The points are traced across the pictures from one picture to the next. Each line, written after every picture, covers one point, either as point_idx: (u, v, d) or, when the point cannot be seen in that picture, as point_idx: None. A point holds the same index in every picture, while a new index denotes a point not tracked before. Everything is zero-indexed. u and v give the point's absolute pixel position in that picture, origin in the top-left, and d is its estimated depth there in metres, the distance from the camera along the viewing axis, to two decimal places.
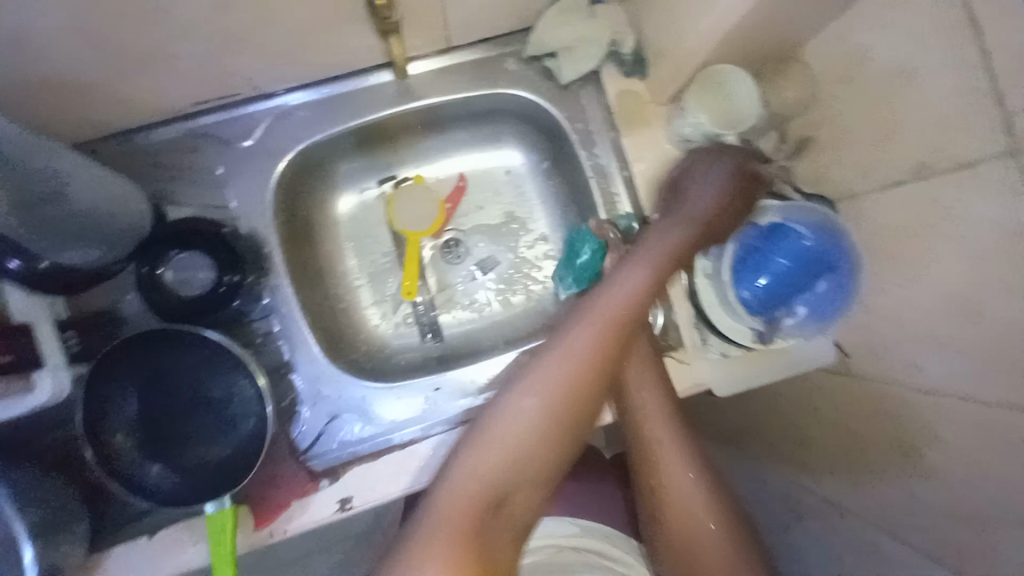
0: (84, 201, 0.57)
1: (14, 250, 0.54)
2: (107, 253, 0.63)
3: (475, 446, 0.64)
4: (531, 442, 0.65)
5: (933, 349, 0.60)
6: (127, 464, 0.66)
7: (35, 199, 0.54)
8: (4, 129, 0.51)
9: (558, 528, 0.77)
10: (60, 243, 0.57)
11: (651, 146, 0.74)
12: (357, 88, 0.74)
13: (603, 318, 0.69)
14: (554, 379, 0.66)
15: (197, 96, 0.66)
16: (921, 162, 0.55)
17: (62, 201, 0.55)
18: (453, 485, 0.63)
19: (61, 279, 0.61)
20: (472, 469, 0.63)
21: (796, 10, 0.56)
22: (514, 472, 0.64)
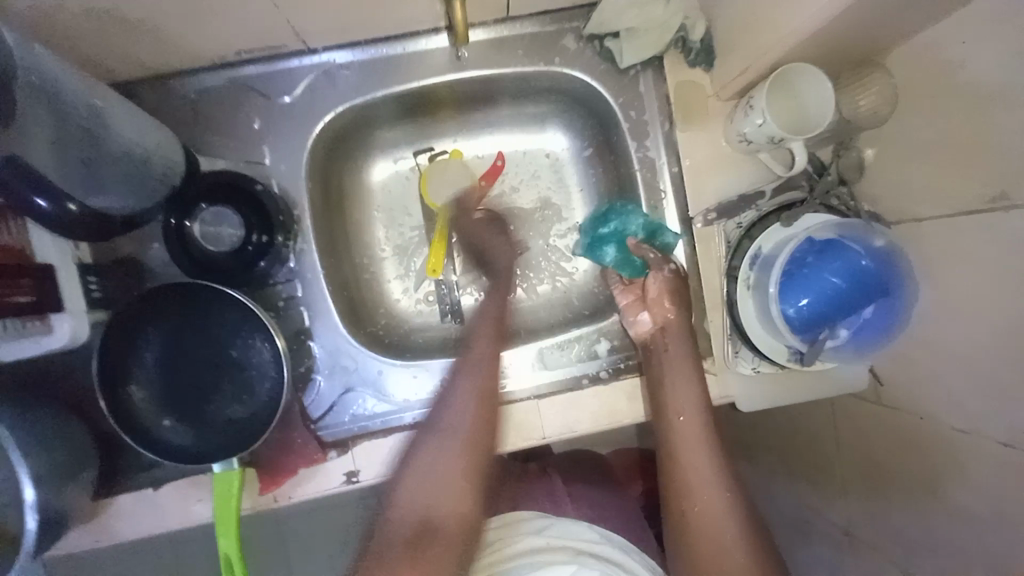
0: (124, 149, 0.55)
1: (30, 182, 0.52)
2: (135, 200, 0.61)
3: (412, 463, 0.63)
4: (458, 459, 0.63)
5: (980, 392, 0.57)
6: (142, 416, 0.66)
7: (79, 141, 0.52)
8: (62, 68, 0.49)
9: (569, 531, 0.67)
10: (92, 185, 0.56)
11: (705, 143, 0.70)
12: (404, 51, 0.70)
13: (486, 339, 0.71)
14: (462, 393, 0.66)
15: (240, 45, 0.63)
16: (1000, 192, 0.51)
17: (103, 146, 0.54)
18: (397, 503, 0.61)
19: (93, 224, 0.60)
20: (413, 489, 0.61)
21: (889, 14, 0.51)
22: (453, 491, 0.62)
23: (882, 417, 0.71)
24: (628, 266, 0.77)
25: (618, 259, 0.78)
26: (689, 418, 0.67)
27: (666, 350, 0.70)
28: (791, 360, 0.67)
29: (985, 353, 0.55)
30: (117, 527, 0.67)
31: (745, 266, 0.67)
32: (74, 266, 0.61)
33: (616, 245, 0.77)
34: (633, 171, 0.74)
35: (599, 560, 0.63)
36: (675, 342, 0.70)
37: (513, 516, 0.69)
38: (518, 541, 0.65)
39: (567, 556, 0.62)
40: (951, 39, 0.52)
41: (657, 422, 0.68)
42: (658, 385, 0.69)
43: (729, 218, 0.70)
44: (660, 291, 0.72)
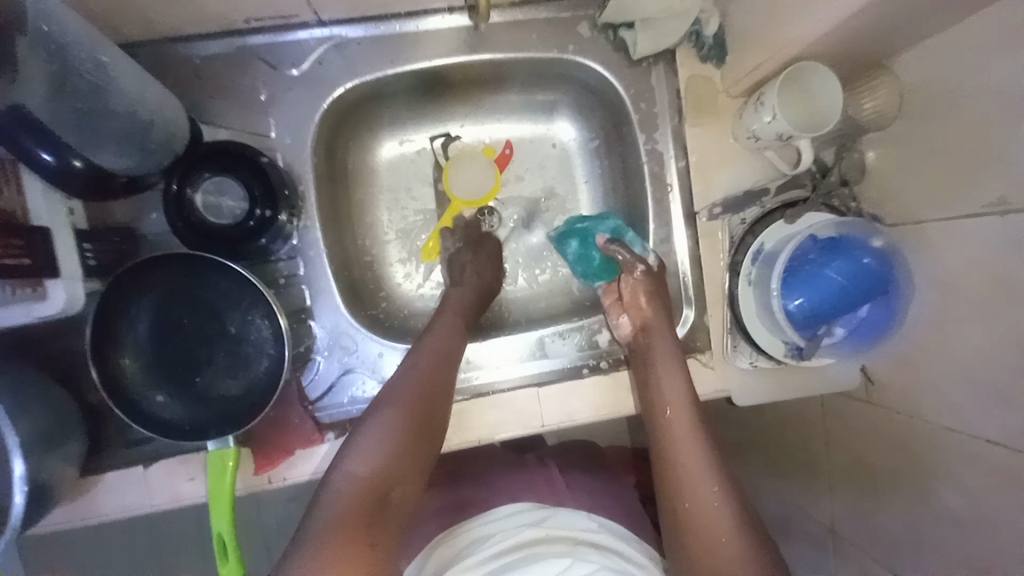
0: (124, 104, 0.54)
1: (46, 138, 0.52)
2: (139, 163, 0.60)
3: (364, 431, 0.58)
4: (413, 427, 0.59)
5: (972, 393, 0.58)
6: (133, 389, 0.64)
7: (73, 91, 0.51)
8: (62, 18, 0.48)
9: (569, 522, 0.67)
10: (95, 140, 0.55)
11: (713, 139, 0.71)
12: (417, 29, 0.69)
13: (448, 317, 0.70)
14: (422, 366, 0.64)
15: (249, 12, 0.62)
16: (1003, 196, 0.52)
17: (101, 98, 0.53)
18: (348, 467, 0.56)
19: (102, 183, 0.59)
20: (363, 455, 0.56)
21: (904, 17, 0.52)
22: (405, 460, 0.57)
23: (871, 414, 0.73)
24: (585, 263, 0.78)
25: (577, 254, 0.78)
26: (677, 413, 0.65)
27: (651, 347, 0.69)
28: (789, 355, 0.68)
29: (979, 354, 0.57)
30: (104, 503, 0.65)
31: (747, 261, 0.69)
32: (70, 231, 0.59)
33: (579, 241, 0.77)
34: (640, 163, 0.74)
35: (599, 550, 0.62)
36: (659, 340, 0.69)
37: (510, 510, 0.69)
38: (515, 534, 0.65)
39: (563, 546, 0.62)
40: (962, 45, 0.53)
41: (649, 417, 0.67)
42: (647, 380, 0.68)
43: (734, 213, 0.71)
44: (636, 296, 0.71)
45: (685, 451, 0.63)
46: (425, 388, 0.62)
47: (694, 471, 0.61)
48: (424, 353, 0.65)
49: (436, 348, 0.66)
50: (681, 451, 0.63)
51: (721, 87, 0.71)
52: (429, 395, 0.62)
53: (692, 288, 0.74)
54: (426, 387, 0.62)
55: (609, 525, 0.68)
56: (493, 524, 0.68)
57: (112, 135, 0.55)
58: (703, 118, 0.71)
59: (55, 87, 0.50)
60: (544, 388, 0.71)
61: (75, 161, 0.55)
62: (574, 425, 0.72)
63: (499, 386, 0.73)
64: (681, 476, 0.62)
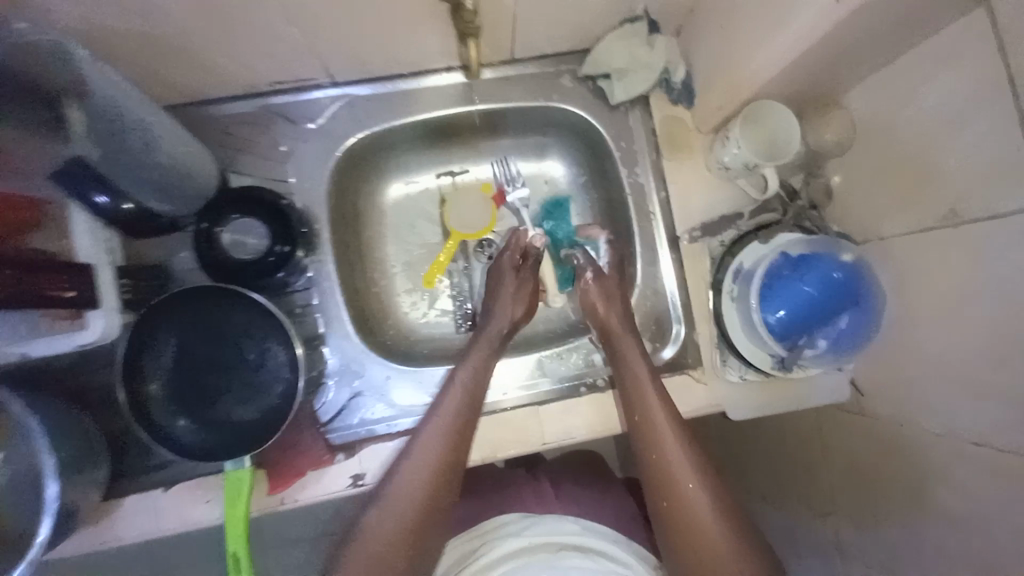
0: (167, 159, 0.63)
1: (101, 184, 0.61)
2: (177, 207, 0.69)
3: (380, 498, 0.65)
4: (423, 496, 0.65)
5: (952, 398, 0.61)
6: (159, 414, 0.69)
7: (125, 150, 0.60)
8: (117, 92, 0.57)
9: (555, 527, 0.71)
10: (143, 188, 0.64)
11: (689, 170, 0.78)
12: (420, 87, 0.78)
13: (455, 401, 0.70)
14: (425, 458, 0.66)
15: (275, 77, 0.71)
16: (952, 209, 0.57)
17: (149, 155, 0.62)
18: (364, 535, 0.64)
19: (144, 224, 0.69)
20: (378, 525, 0.64)
21: (841, 59, 0.59)
22: (414, 529, 0.64)
23: (863, 426, 0.75)
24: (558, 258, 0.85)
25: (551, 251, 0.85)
26: (659, 419, 0.69)
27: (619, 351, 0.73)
28: (774, 366, 0.72)
29: (953, 358, 0.60)
30: (123, 527, 0.68)
31: (728, 279, 0.74)
32: (112, 268, 0.66)
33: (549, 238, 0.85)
34: (624, 195, 0.81)
35: (583, 554, 0.67)
36: (619, 342, 0.74)
37: (499, 520, 0.73)
38: (502, 544, 0.69)
39: (547, 554, 0.67)
40: (902, 78, 0.60)
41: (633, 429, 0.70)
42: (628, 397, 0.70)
43: (713, 235, 0.77)
44: (591, 300, 0.77)
45: (673, 461, 0.67)
46: (437, 458, 0.66)
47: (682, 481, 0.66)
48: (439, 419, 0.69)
49: (440, 436, 0.68)
50: (669, 462, 0.67)
51: (693, 125, 0.79)
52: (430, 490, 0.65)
53: (680, 306, 0.79)
54: (438, 459, 0.66)
55: (593, 526, 0.72)
56: (481, 536, 0.71)
57: (156, 184, 0.65)
58: (679, 152, 0.78)
59: (113, 148, 0.60)
60: (543, 406, 0.75)
61: (125, 204, 0.64)
62: (574, 442, 0.75)
63: (499, 406, 0.76)
64: (670, 484, 0.67)
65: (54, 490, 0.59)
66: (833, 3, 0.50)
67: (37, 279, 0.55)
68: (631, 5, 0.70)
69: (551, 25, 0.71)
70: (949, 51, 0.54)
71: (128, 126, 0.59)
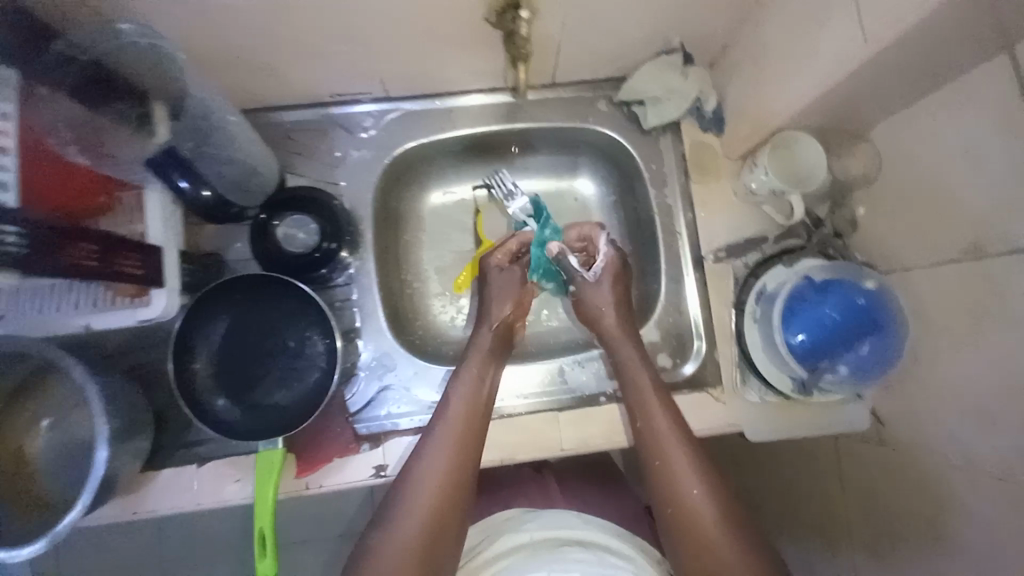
0: (240, 154, 0.71)
1: (182, 166, 0.67)
2: (244, 200, 0.77)
3: (397, 501, 0.65)
4: (441, 498, 0.65)
5: (972, 430, 0.61)
6: (202, 392, 0.73)
7: (206, 144, 0.68)
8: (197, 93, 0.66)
9: (557, 521, 0.72)
10: (221, 179, 0.72)
11: (716, 194, 0.81)
12: (465, 104, 0.84)
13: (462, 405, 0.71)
14: (439, 461, 0.67)
15: (336, 89, 0.78)
16: (977, 242, 0.59)
17: (225, 150, 0.70)
18: (385, 537, 0.63)
19: (212, 211, 0.75)
20: (397, 527, 0.63)
21: (868, 96, 0.63)
22: (434, 531, 0.64)
23: (883, 457, 0.74)
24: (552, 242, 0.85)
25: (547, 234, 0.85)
26: (663, 427, 0.70)
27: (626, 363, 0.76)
28: (795, 390, 0.73)
29: (975, 390, 0.60)
30: (155, 500, 0.72)
31: (751, 300, 0.76)
32: (177, 253, 0.71)
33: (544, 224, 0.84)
34: (652, 214, 0.85)
35: (585, 549, 0.68)
36: (624, 351, 0.77)
37: (501, 515, 0.74)
38: (501, 542, 0.70)
39: (548, 551, 0.68)
40: (927, 116, 0.63)
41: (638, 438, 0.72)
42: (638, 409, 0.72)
43: (737, 258, 0.80)
44: (603, 314, 0.80)
45: (678, 470, 0.68)
46: (451, 461, 0.67)
47: (688, 494, 0.66)
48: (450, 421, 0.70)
49: (452, 439, 0.69)
50: (676, 476, 0.68)
51: (721, 152, 0.82)
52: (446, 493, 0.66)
53: (702, 325, 0.81)
54: (450, 461, 0.67)
55: (589, 517, 0.73)
56: (485, 530, 0.74)
57: (231, 177, 0.73)
58: (707, 177, 0.82)
59: (198, 143, 0.68)
60: (562, 411, 0.77)
61: (205, 192, 0.71)
62: (590, 450, 0.77)
63: (519, 408, 0.79)
64: (676, 494, 0.67)
65: (104, 455, 0.63)
66: (862, 43, 0.53)
67: (112, 256, 0.60)
68: (667, 39, 0.75)
69: (592, 54, 0.77)
70: (972, 92, 0.57)
71: (208, 123, 0.68)
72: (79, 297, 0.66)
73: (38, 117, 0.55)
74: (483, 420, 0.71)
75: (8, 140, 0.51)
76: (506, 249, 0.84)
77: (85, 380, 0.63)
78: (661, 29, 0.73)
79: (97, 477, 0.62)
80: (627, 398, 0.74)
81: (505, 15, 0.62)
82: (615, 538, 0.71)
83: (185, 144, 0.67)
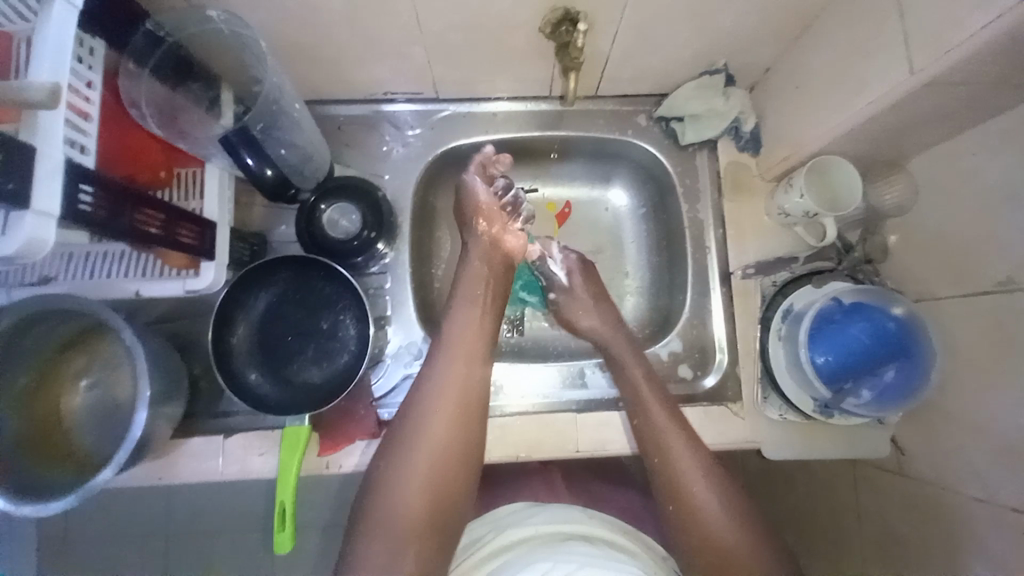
0: (303, 137, 0.76)
1: (254, 148, 0.71)
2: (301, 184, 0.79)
3: (402, 437, 0.67)
4: (442, 477, 0.66)
5: (995, 462, 0.61)
6: (237, 364, 0.76)
7: (275, 126, 0.72)
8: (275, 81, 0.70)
9: (558, 517, 0.72)
10: (285, 162, 0.76)
11: (749, 213, 0.83)
12: (510, 109, 0.88)
13: (459, 349, 0.72)
14: (440, 401, 0.69)
15: (390, 87, 0.82)
16: (1009, 276, 0.59)
17: (291, 133, 0.74)
18: (392, 483, 0.65)
19: (272, 191, 0.77)
20: (397, 502, 0.64)
21: (908, 128, 0.64)
22: (435, 506, 0.65)
23: (902, 486, 0.74)
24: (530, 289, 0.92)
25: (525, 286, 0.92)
26: (668, 431, 0.71)
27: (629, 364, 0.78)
28: (817, 411, 0.73)
29: (1000, 423, 0.60)
30: (183, 467, 0.74)
31: (777, 318, 0.77)
32: (227, 229, 0.74)
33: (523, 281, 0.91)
34: (683, 228, 0.87)
35: (590, 543, 0.67)
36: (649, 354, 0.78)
37: (504, 511, 0.75)
38: (503, 534, 0.70)
39: (554, 542, 0.67)
40: (967, 150, 0.64)
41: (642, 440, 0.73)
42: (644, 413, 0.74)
43: (766, 275, 0.81)
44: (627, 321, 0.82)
45: (684, 470, 0.69)
46: (448, 441, 0.67)
47: (699, 499, 0.68)
48: (447, 401, 0.69)
49: (452, 382, 0.70)
50: (682, 477, 0.69)
51: (755, 172, 0.85)
52: (449, 434, 0.68)
53: (725, 339, 0.82)
54: (449, 440, 0.67)
55: (595, 514, 0.74)
56: (491, 523, 0.74)
57: (293, 159, 0.76)
58: (740, 196, 0.84)
59: (268, 125, 0.72)
60: (581, 414, 0.78)
61: (268, 170, 0.74)
62: (606, 454, 0.78)
63: (539, 407, 0.81)
64: (684, 493, 0.69)
65: (143, 418, 0.64)
66: (906, 76, 0.55)
67: (173, 225, 0.63)
68: (711, 60, 0.78)
69: (637, 70, 0.80)
70: (1014, 129, 0.58)
71: (275, 109, 0.71)
72: (127, 266, 0.69)
73: (127, 89, 0.60)
74: (478, 401, 0.70)
75: (92, 107, 0.54)
76: (489, 214, 0.81)
77: (133, 343, 0.65)
78: (706, 51, 0.75)
79: (133, 439, 0.63)
80: (625, 401, 0.76)
81: (560, 27, 0.67)
82: (619, 537, 0.70)
83: (257, 125, 0.70)
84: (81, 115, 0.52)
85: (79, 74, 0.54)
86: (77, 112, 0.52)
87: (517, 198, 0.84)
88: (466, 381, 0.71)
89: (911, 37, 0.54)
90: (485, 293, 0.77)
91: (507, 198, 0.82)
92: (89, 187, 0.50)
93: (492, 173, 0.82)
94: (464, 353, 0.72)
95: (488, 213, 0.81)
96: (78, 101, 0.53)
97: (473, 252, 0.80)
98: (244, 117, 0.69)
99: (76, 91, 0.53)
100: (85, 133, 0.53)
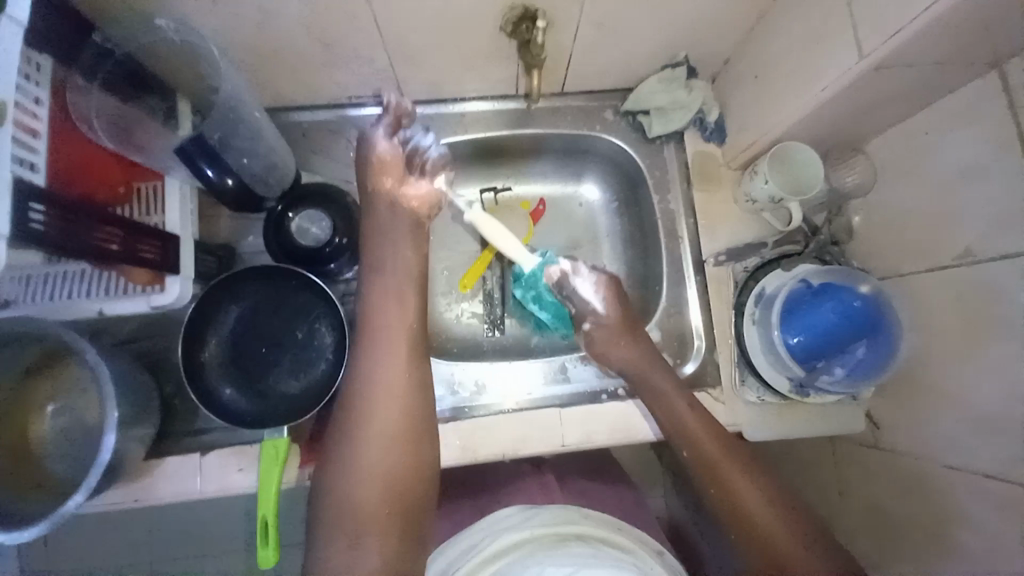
0: (265, 145, 0.75)
1: (212, 159, 0.69)
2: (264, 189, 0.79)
3: (347, 435, 0.66)
4: (395, 462, 0.65)
5: (968, 431, 0.63)
6: (210, 381, 0.74)
7: (232, 134, 0.71)
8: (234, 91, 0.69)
9: (557, 518, 0.70)
10: (246, 169, 0.74)
11: (718, 201, 0.85)
12: (478, 109, 0.87)
13: (395, 341, 0.70)
14: (383, 395, 0.67)
15: (355, 91, 0.81)
16: (967, 248, 0.62)
17: (253, 141, 0.73)
18: (348, 479, 0.64)
19: (235, 197, 0.76)
20: (351, 495, 0.64)
21: (866, 111, 0.66)
22: (394, 496, 0.65)
23: (882, 459, 0.75)
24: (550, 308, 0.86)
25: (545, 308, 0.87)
26: (693, 417, 0.73)
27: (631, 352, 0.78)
28: (793, 391, 0.74)
29: (972, 392, 0.62)
30: (159, 489, 0.72)
31: (750, 303, 0.78)
32: (193, 241, 0.73)
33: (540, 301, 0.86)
34: (655, 219, 0.88)
35: (586, 543, 0.66)
36: (632, 344, 0.78)
37: (500, 515, 0.74)
38: (499, 539, 0.68)
39: (554, 542, 0.66)
40: (922, 129, 0.66)
41: (679, 436, 0.73)
42: (669, 404, 0.74)
43: (737, 261, 0.83)
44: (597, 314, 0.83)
45: (717, 457, 0.70)
46: (394, 427, 0.66)
47: (734, 483, 0.69)
48: (386, 386, 0.67)
49: (392, 376, 0.68)
50: (716, 463, 0.70)
51: (722, 162, 0.86)
52: (398, 426, 0.66)
53: (702, 327, 0.83)
54: (394, 426, 0.66)
55: (594, 515, 0.73)
56: (488, 529, 0.72)
57: (257, 167, 0.76)
58: (709, 185, 0.85)
59: (227, 134, 0.70)
60: (565, 409, 0.78)
61: (229, 180, 0.73)
62: (593, 446, 0.78)
63: (522, 405, 0.79)
64: (717, 477, 0.70)
65: (111, 444, 0.61)
66: (859, 58, 0.57)
67: (133, 242, 0.62)
68: (673, 52, 0.79)
69: (601, 64, 0.80)
70: (965, 107, 0.60)
71: (234, 117, 0.70)
72: (92, 285, 0.67)
73: (76, 104, 0.59)
74: (417, 381, 0.69)
75: (40, 124, 0.53)
76: (391, 168, 0.74)
77: (99, 362, 0.62)
78: (667, 43, 0.76)
79: (102, 464, 0.60)
80: (640, 393, 0.77)
81: (520, 26, 0.67)
82: (622, 537, 0.69)
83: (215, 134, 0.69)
84: (28, 132, 0.51)
85: (25, 91, 0.53)
86: (25, 130, 0.51)
87: (421, 149, 0.78)
88: (403, 364, 0.69)
89: (860, 22, 0.56)
90: (405, 267, 0.74)
91: (409, 151, 0.77)
92: (39, 205, 0.49)
93: (400, 123, 0.75)
94: (399, 342, 0.70)
95: (390, 168, 0.74)
96: (25, 118, 0.52)
97: (383, 222, 0.74)
98: (202, 125, 0.68)
99: (23, 108, 0.52)
100: (32, 151, 0.51)
